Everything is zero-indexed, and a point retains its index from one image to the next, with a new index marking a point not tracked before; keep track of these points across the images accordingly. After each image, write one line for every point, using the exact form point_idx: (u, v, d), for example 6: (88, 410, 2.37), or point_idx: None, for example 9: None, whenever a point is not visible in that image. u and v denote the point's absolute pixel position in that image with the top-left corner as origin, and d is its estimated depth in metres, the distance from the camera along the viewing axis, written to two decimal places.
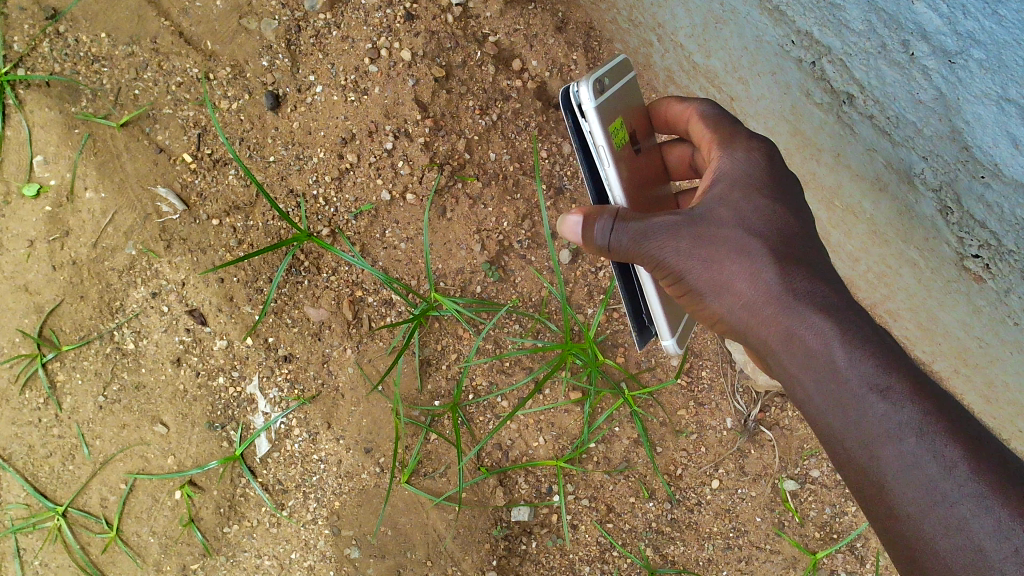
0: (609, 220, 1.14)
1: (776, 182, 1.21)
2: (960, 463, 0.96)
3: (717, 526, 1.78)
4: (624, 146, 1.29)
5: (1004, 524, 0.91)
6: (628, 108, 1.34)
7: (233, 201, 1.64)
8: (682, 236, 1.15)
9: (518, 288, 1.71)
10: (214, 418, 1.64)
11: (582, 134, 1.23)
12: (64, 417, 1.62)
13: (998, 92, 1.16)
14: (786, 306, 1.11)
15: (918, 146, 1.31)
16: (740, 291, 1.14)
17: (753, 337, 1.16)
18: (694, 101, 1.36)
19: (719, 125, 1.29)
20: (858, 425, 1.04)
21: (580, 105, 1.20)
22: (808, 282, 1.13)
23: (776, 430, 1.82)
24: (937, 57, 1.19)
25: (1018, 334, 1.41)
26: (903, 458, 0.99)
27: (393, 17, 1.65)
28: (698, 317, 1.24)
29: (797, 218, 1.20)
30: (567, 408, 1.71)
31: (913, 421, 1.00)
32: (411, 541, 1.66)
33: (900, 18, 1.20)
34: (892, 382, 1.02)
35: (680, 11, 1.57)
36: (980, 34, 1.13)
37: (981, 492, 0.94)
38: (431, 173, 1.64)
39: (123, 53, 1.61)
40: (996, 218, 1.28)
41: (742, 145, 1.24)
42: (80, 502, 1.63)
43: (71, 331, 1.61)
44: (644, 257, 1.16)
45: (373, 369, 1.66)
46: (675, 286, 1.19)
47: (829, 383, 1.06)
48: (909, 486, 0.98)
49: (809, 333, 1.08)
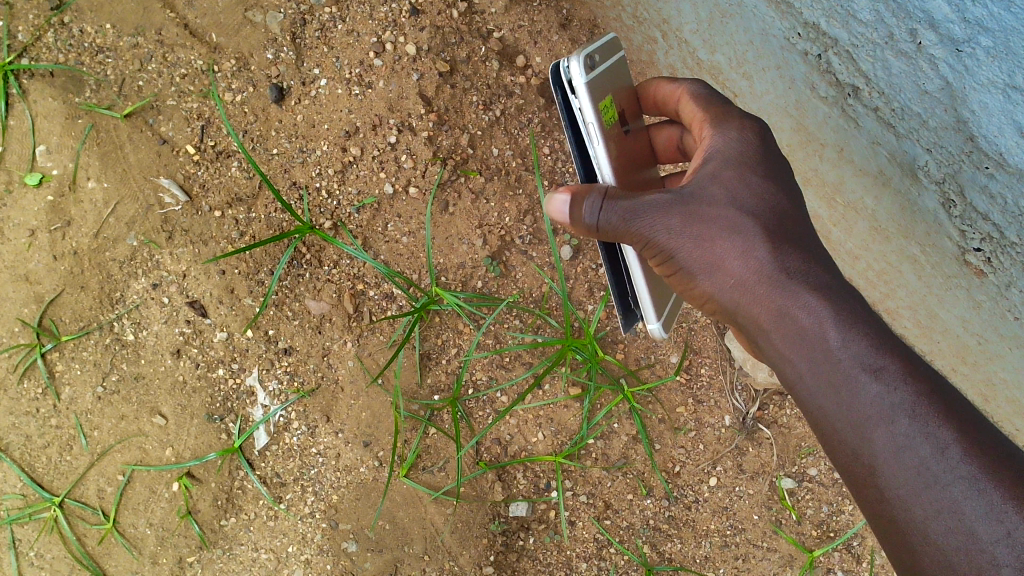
0: (598, 200, 1.14)
1: (770, 162, 1.22)
2: (952, 446, 0.97)
3: (715, 523, 1.78)
4: (613, 125, 1.29)
5: (995, 507, 0.93)
6: (618, 88, 1.35)
7: (236, 193, 1.64)
8: (672, 214, 1.15)
9: (519, 283, 1.72)
10: (213, 410, 1.64)
11: (572, 111, 1.24)
12: (62, 407, 1.62)
13: (1005, 79, 1.15)
14: (779, 285, 1.12)
15: (923, 137, 1.32)
16: (731, 270, 1.15)
17: (744, 317, 1.16)
18: (685, 81, 1.37)
19: (710, 105, 1.30)
20: (850, 408, 1.04)
21: (571, 80, 1.21)
22: (801, 262, 1.14)
23: (774, 428, 1.83)
24: (944, 45, 1.19)
25: (1017, 329, 1.42)
26: (896, 441, 1.00)
27: (399, 12, 1.65)
28: (687, 297, 1.24)
29: (791, 200, 1.21)
30: (566, 403, 1.72)
31: (906, 402, 1.00)
32: (409, 536, 1.66)
33: (908, 6, 1.19)
34: (885, 362, 1.04)
35: (686, 6, 1.58)
36: (988, 21, 1.12)
37: (973, 475, 0.95)
38: (434, 167, 1.65)
39: (128, 44, 1.61)
40: (999, 210, 1.29)
41: (736, 124, 1.25)
42: (77, 494, 1.62)
43: (70, 321, 1.61)
44: (633, 236, 1.16)
45: (373, 362, 1.66)
46: (665, 265, 1.19)
47: (822, 364, 1.07)
48: (900, 468, 0.99)
49: (803, 313, 1.09)
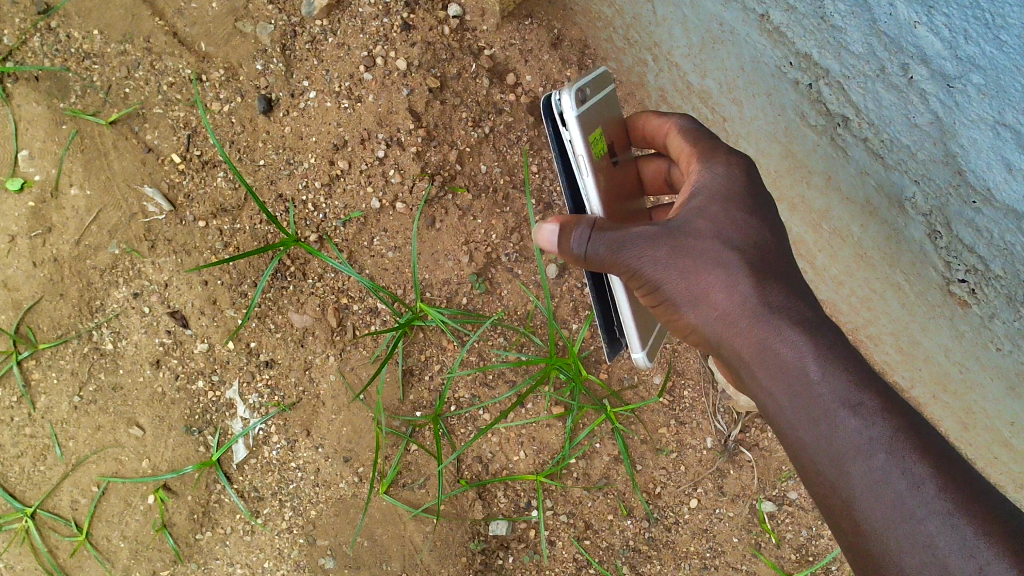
0: (586, 230, 1.15)
1: (756, 197, 1.23)
2: (927, 481, 0.97)
3: (694, 545, 1.78)
4: (603, 157, 1.30)
5: (968, 542, 0.93)
6: (608, 120, 1.36)
7: (221, 203, 1.62)
8: (659, 246, 1.16)
9: (504, 301, 1.71)
10: (192, 422, 1.63)
11: (562, 143, 1.25)
12: (38, 416, 1.60)
13: (994, 117, 1.16)
14: (762, 318, 1.12)
15: (911, 169, 1.32)
16: (715, 302, 1.15)
17: (727, 349, 1.17)
18: (673, 116, 1.38)
19: (699, 139, 1.31)
20: (828, 441, 1.05)
21: (562, 113, 1.21)
22: (784, 297, 1.14)
23: (755, 451, 1.83)
24: (935, 81, 1.19)
25: (999, 359, 1.42)
26: (873, 475, 1.00)
27: (390, 26, 1.64)
28: (672, 327, 1.25)
29: (773, 232, 1.22)
30: (549, 422, 1.71)
31: (884, 437, 1.01)
32: (387, 553, 1.65)
33: (902, 41, 1.19)
34: (863, 398, 1.04)
35: (678, 31, 1.59)
36: (980, 59, 1.12)
37: (948, 510, 0.95)
38: (421, 183, 1.64)
39: (115, 51, 1.60)
40: (985, 242, 1.30)
41: (723, 159, 1.25)
42: (50, 504, 1.60)
43: (48, 329, 1.59)
44: (620, 267, 1.17)
45: (355, 378, 1.65)
46: (651, 295, 1.20)
47: (803, 398, 1.07)
48: (876, 502, 0.99)
49: (784, 345, 1.10)
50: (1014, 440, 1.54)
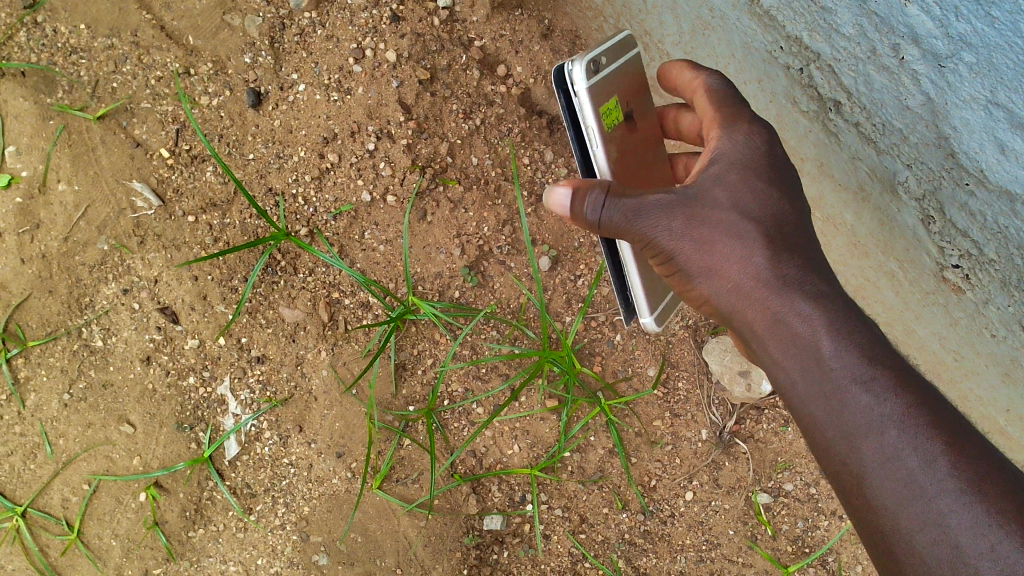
0: (602, 195, 1.12)
1: (773, 167, 1.21)
2: (940, 459, 0.97)
3: (690, 538, 1.77)
4: (616, 125, 1.30)
5: (980, 521, 0.93)
6: (626, 83, 1.33)
7: (211, 198, 1.61)
8: (674, 215, 1.15)
9: (497, 294, 1.70)
10: (184, 419, 1.61)
11: (575, 112, 1.24)
12: (27, 415, 1.59)
13: (986, 96, 1.14)
14: (776, 290, 1.12)
15: (903, 153, 1.31)
16: (730, 274, 1.15)
17: (739, 321, 1.16)
18: (703, 71, 1.32)
19: (724, 104, 1.26)
20: (840, 417, 1.04)
21: (574, 84, 1.20)
22: (800, 268, 1.13)
23: (750, 443, 1.81)
24: (927, 61, 1.18)
25: (993, 346, 1.42)
26: (883, 452, 1.00)
27: (380, 18, 1.63)
28: (684, 298, 1.24)
29: (791, 204, 1.20)
30: (543, 416, 1.70)
31: (896, 413, 1.00)
32: (381, 548, 1.63)
33: (892, 21, 1.17)
34: (875, 373, 1.03)
35: (668, 18, 1.58)
36: (972, 36, 1.10)
37: (960, 488, 0.95)
38: (412, 175, 1.63)
39: (101, 45, 1.58)
40: (978, 227, 1.29)
41: (745, 127, 1.22)
42: (41, 503, 1.59)
43: (37, 326, 1.58)
44: (634, 235, 1.15)
45: (347, 372, 1.63)
46: (664, 265, 1.19)
47: (814, 373, 1.07)
48: (888, 479, 0.98)
49: (797, 319, 1.09)
50: (1009, 427, 1.54)
